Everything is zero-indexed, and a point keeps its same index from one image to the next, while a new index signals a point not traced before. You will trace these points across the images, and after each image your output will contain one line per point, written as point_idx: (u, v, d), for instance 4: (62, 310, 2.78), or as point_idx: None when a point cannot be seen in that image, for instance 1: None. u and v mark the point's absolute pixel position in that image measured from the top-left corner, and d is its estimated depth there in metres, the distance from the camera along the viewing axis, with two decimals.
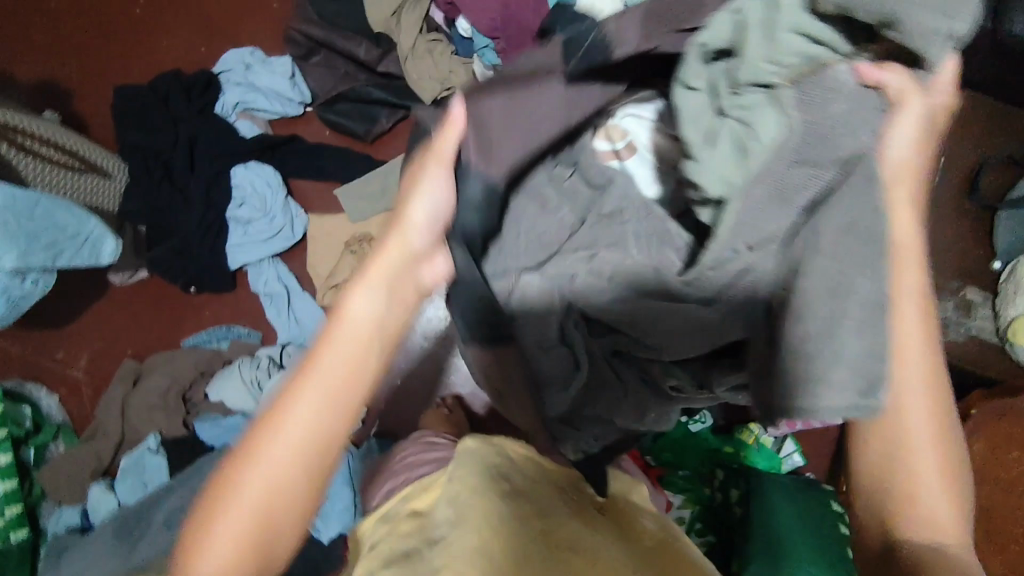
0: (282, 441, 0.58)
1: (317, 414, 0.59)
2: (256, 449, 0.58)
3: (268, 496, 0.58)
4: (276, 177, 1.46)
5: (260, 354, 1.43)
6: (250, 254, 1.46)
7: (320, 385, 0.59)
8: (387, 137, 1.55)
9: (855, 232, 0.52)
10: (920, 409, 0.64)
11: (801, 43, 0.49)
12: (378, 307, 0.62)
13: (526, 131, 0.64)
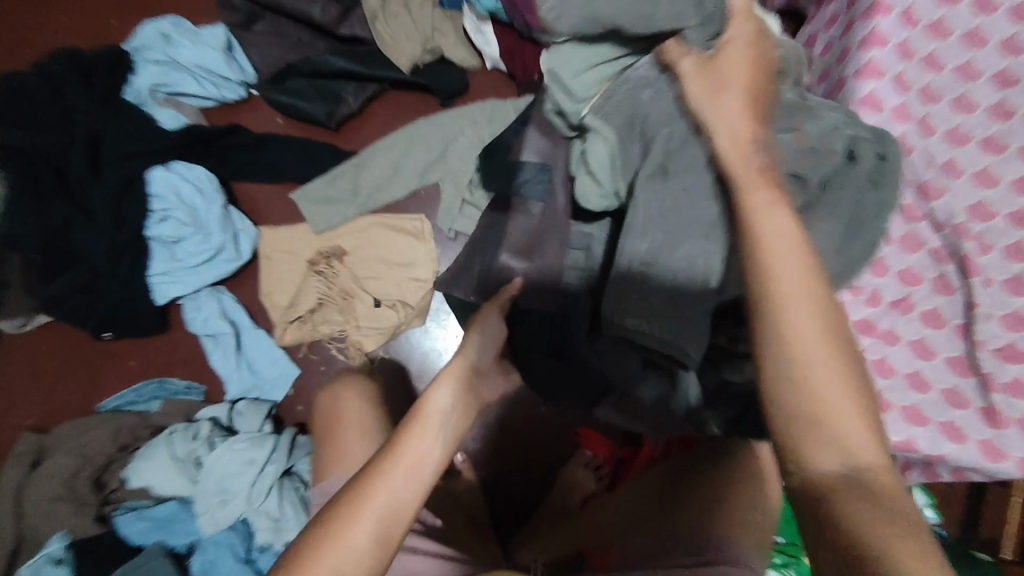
0: (356, 532, 0.53)
1: (387, 509, 0.54)
2: (328, 537, 0.52)
3: None
4: (211, 180, 1.09)
5: (200, 420, 1.07)
6: (183, 284, 1.11)
7: (395, 481, 0.55)
8: (357, 122, 1.20)
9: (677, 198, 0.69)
10: (805, 312, 0.51)
11: (593, 75, 0.73)
12: (457, 406, 0.61)
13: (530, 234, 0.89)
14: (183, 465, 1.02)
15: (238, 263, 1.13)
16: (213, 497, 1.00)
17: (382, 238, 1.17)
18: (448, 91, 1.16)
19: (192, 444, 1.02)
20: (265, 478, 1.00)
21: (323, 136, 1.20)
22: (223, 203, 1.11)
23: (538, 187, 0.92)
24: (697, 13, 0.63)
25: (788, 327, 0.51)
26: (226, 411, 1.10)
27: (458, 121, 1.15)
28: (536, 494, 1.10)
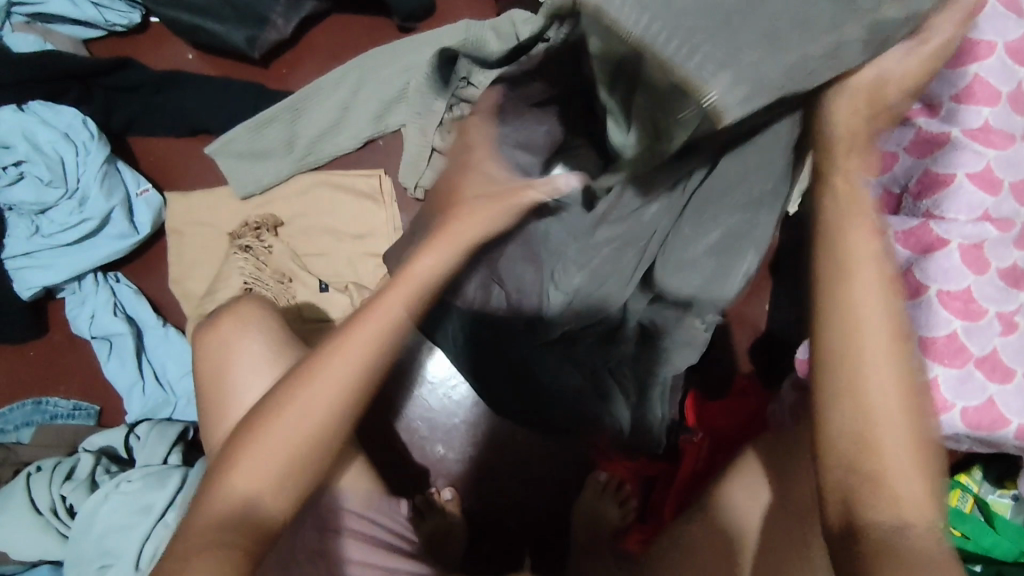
0: (289, 422, 0.45)
1: (329, 400, 0.45)
2: (273, 417, 0.45)
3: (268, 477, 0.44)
4: (89, 126, 0.83)
5: (81, 453, 0.79)
6: (55, 268, 0.83)
7: (321, 389, 0.45)
8: (289, 55, 0.93)
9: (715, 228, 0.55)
10: (878, 305, 0.42)
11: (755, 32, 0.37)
12: (436, 250, 0.48)
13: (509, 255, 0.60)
14: (48, 518, 0.73)
15: (131, 239, 0.85)
16: (91, 564, 0.71)
17: (328, 201, 0.89)
18: (407, 10, 0.88)
19: (62, 487, 0.75)
20: (163, 532, 0.71)
21: (246, 74, 0.92)
22: (108, 157, 0.84)
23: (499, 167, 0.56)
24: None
25: (851, 271, 0.43)
26: (123, 439, 0.82)
27: (421, 49, 0.86)
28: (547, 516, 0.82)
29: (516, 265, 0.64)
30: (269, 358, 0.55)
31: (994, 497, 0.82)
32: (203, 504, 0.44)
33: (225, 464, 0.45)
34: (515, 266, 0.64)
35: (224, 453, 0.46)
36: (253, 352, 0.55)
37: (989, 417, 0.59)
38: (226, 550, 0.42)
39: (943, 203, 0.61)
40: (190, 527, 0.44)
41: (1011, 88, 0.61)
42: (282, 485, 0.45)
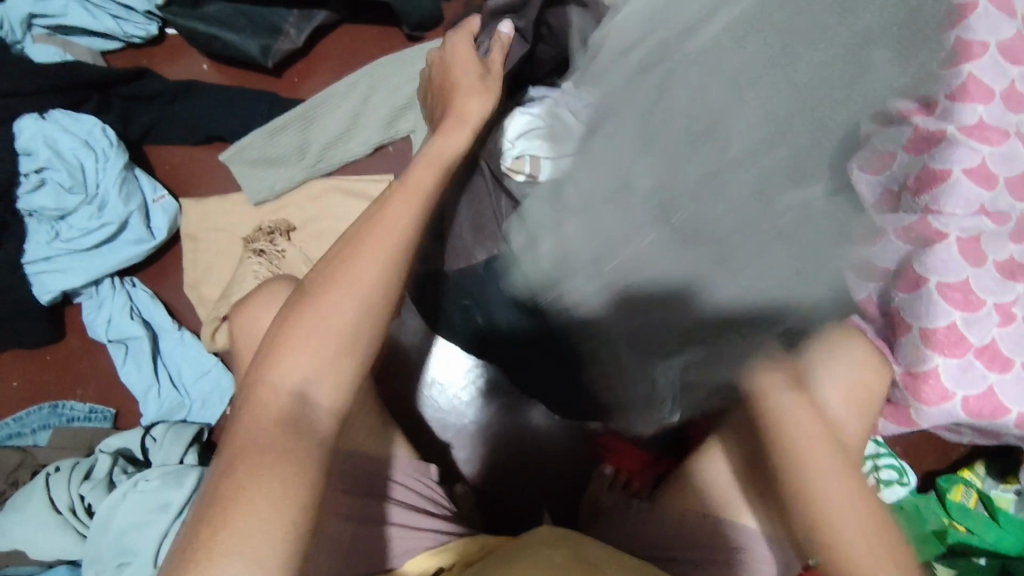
0: (348, 284, 0.47)
1: (382, 259, 0.48)
2: (330, 280, 0.47)
3: (341, 334, 0.46)
4: (108, 133, 0.85)
5: (100, 454, 0.80)
6: (74, 272, 0.85)
7: (353, 276, 0.47)
8: (302, 65, 0.95)
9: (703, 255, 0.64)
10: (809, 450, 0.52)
11: None
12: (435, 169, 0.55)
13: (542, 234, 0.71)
14: (67, 517, 0.74)
15: (148, 243, 0.87)
16: (111, 561, 0.72)
17: (339, 206, 0.91)
18: (417, 18, 0.90)
19: (81, 487, 0.76)
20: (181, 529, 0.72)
21: (260, 83, 0.95)
22: (126, 164, 0.86)
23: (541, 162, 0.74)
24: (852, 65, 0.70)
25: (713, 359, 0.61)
26: (139, 440, 0.83)
27: None
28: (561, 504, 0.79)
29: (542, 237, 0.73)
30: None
31: (997, 491, 0.82)
32: (252, 405, 0.44)
33: (264, 361, 0.45)
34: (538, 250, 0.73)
35: (262, 355, 0.46)
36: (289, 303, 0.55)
37: (990, 405, 0.60)
38: (291, 443, 0.43)
39: (941, 197, 0.63)
40: (246, 428, 0.43)
41: (1004, 86, 0.64)
42: (335, 372, 0.45)
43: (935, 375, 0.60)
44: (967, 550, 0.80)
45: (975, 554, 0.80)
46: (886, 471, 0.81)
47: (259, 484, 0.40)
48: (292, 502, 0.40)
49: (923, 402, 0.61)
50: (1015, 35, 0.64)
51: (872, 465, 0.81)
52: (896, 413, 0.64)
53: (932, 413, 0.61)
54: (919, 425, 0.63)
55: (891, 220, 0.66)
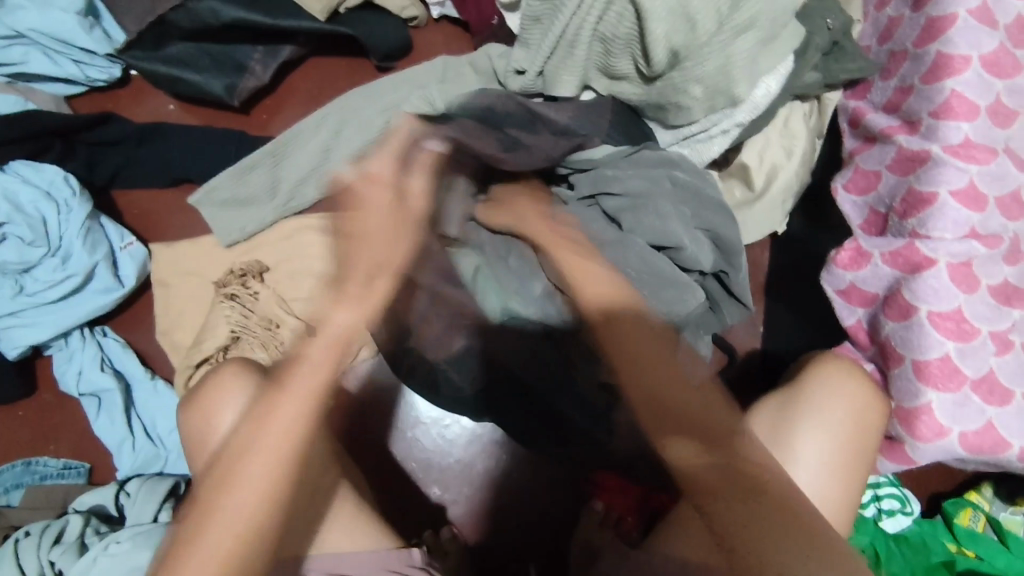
0: (256, 457, 0.48)
1: (288, 432, 0.49)
2: (239, 454, 0.49)
3: (251, 507, 0.48)
4: (71, 182, 0.83)
5: (71, 515, 0.77)
6: (40, 326, 0.82)
7: (257, 453, 0.48)
8: (270, 100, 0.93)
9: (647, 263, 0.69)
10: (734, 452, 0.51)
11: None
12: (342, 299, 0.51)
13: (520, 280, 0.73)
14: None
15: (116, 292, 0.85)
16: None
17: (313, 245, 0.88)
18: (384, 50, 0.89)
19: (51, 552, 0.73)
20: None
21: (228, 122, 0.92)
22: (91, 213, 0.84)
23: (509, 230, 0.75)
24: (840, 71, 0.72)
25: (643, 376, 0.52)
26: (113, 497, 0.80)
27: (404, 88, 0.85)
28: (549, 547, 0.79)
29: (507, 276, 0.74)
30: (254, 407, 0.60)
31: (1006, 515, 0.78)
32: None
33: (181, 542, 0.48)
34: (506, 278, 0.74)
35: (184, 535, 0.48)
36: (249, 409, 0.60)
37: (989, 440, 0.57)
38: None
39: (928, 221, 0.60)
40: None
41: (988, 101, 0.62)
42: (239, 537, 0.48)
43: (929, 410, 0.57)
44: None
45: None
46: (887, 502, 0.78)
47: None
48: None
49: (918, 438, 0.58)
50: (999, 48, 0.62)
51: (870, 496, 0.79)
52: (892, 449, 0.61)
53: (930, 450, 0.58)
54: (918, 462, 0.60)
55: (878, 244, 0.64)
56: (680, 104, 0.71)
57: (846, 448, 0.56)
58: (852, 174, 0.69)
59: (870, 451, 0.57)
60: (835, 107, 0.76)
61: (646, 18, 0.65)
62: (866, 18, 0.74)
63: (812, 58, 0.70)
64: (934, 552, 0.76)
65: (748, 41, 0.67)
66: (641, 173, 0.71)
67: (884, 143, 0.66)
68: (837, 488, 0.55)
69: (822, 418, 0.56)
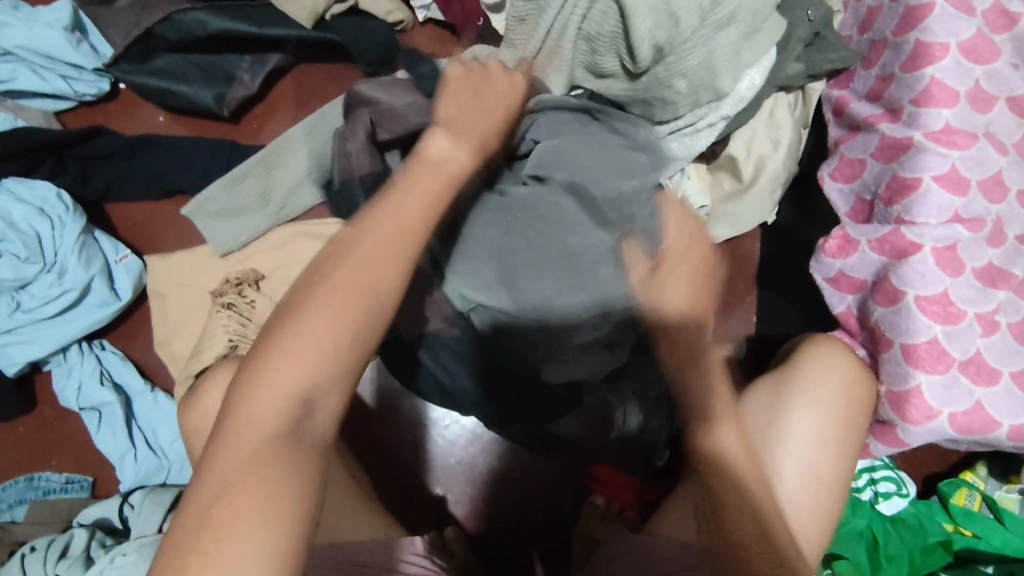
0: (345, 273, 0.46)
1: (370, 259, 0.46)
2: (324, 276, 0.47)
3: (333, 333, 0.45)
4: (63, 198, 0.84)
5: (76, 529, 0.77)
6: (38, 342, 0.83)
7: (325, 307, 0.46)
8: (259, 108, 0.94)
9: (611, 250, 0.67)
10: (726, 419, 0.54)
11: None
12: (458, 151, 0.52)
13: (486, 259, 0.69)
14: None
15: (113, 306, 0.85)
16: None
17: (307, 252, 0.89)
18: (371, 55, 0.89)
19: (57, 566, 0.73)
20: None
21: (217, 132, 0.93)
22: (85, 228, 0.85)
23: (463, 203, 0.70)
24: (821, 62, 0.73)
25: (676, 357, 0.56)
26: (117, 509, 0.81)
27: None
28: (551, 540, 0.79)
29: (470, 255, 0.69)
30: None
31: (1001, 493, 0.79)
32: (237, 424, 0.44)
33: (243, 386, 0.45)
34: (466, 258, 0.69)
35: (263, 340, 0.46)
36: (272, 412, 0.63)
37: (979, 421, 0.58)
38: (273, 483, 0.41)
39: (914, 207, 0.61)
40: (206, 470, 0.42)
41: (968, 87, 0.63)
42: (321, 355, 0.45)
43: (918, 393, 0.58)
44: (972, 555, 0.77)
45: (979, 559, 0.77)
46: (883, 484, 0.79)
47: (225, 522, 0.40)
48: (271, 552, 0.39)
49: (909, 421, 0.59)
50: (976, 34, 0.63)
51: (867, 479, 0.80)
52: (884, 433, 0.62)
53: (920, 433, 0.59)
54: (910, 445, 0.61)
55: (865, 231, 0.64)
56: (664, 99, 0.72)
57: (833, 432, 0.57)
58: (838, 163, 0.70)
59: (854, 432, 0.58)
60: (819, 96, 0.77)
61: (630, 16, 0.65)
62: (847, 8, 0.75)
63: (793, 51, 0.71)
64: (931, 533, 0.77)
65: (729, 35, 0.68)
66: (602, 167, 0.69)
67: (867, 132, 0.67)
68: (825, 468, 0.56)
69: (813, 399, 0.57)
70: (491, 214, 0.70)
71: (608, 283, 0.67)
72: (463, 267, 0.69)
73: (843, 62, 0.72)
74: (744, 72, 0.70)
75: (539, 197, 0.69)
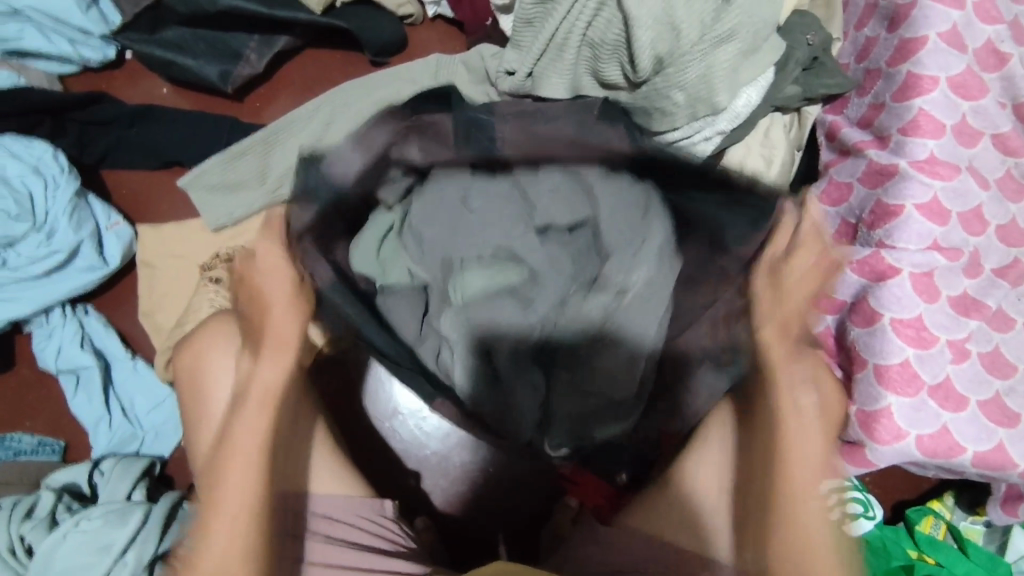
0: (236, 467, 0.51)
1: (253, 442, 0.52)
2: (221, 469, 0.51)
3: (237, 520, 0.51)
4: (59, 159, 0.84)
5: (42, 489, 0.77)
6: (20, 301, 0.83)
7: (229, 489, 0.51)
8: (265, 89, 0.94)
9: (576, 272, 0.68)
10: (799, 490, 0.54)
11: None
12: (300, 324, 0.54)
13: (484, 268, 0.66)
14: (6, 558, 0.71)
15: (99, 272, 0.86)
16: None
17: None
18: (378, 44, 0.90)
19: (22, 526, 0.72)
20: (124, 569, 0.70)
21: (219, 109, 0.93)
22: (78, 191, 0.85)
23: (461, 207, 0.66)
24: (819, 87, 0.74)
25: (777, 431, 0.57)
26: (87, 475, 0.80)
27: (399, 83, 0.86)
28: (518, 523, 0.80)
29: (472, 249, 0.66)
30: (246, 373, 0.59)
31: (966, 523, 0.81)
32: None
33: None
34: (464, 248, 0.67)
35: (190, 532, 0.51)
36: (235, 361, 0.61)
37: (944, 444, 0.59)
38: None
39: (894, 232, 0.63)
40: None
41: (955, 121, 0.65)
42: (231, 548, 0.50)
43: (887, 414, 0.59)
44: None
45: None
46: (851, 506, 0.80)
47: None
48: None
49: (876, 441, 0.60)
50: (966, 70, 0.65)
51: None
52: (853, 453, 0.63)
53: (887, 453, 0.60)
54: (877, 465, 0.62)
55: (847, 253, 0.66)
56: (663, 112, 0.73)
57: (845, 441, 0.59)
58: (827, 186, 0.72)
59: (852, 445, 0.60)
60: (814, 121, 0.78)
61: (633, 26, 0.66)
62: (846, 38, 0.76)
63: (791, 73, 0.73)
64: (895, 558, 0.78)
65: (728, 51, 0.70)
66: (553, 189, 0.66)
67: (854, 158, 0.69)
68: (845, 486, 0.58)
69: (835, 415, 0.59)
70: (476, 225, 0.66)
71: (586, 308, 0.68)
72: (466, 264, 0.66)
73: (839, 88, 0.74)
74: (741, 90, 0.72)
75: (501, 197, 0.66)
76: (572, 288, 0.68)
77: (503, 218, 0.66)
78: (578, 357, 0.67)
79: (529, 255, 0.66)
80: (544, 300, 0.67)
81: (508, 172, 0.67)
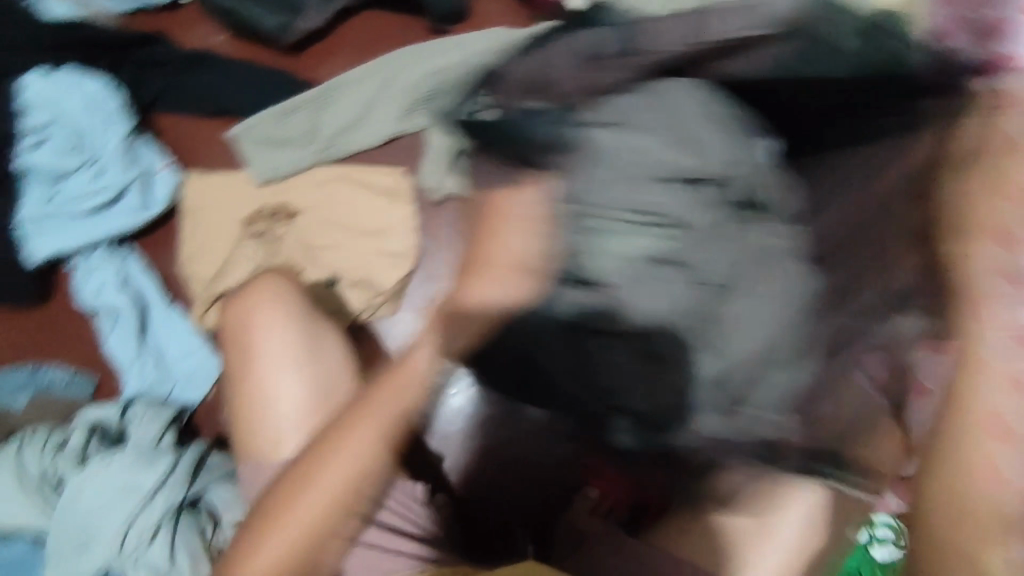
0: (330, 471, 0.52)
1: (360, 458, 0.52)
2: (312, 469, 0.52)
3: (315, 523, 0.51)
4: (116, 99, 0.86)
5: (75, 425, 0.77)
6: (67, 233, 0.85)
7: (315, 490, 0.51)
8: (321, 44, 0.93)
9: (741, 254, 0.55)
10: None
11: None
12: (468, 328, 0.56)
13: (628, 226, 0.55)
14: (37, 490, 0.72)
15: (143, 213, 0.86)
16: (74, 542, 0.69)
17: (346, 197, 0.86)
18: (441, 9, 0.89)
19: (55, 460, 0.73)
20: (150, 515, 0.70)
21: (273, 60, 0.92)
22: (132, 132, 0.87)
23: (611, 152, 0.55)
24: None
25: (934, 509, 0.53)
26: (117, 414, 0.79)
27: (455, 52, 0.86)
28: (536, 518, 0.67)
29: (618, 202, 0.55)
30: (308, 343, 0.64)
31: None
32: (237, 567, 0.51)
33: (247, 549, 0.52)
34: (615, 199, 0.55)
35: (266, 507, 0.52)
36: (286, 318, 0.64)
37: None
38: None
39: None
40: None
41: None
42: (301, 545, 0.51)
43: None
44: None
45: None
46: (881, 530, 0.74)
47: None
48: None
49: None
50: None
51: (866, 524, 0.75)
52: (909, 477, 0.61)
53: None
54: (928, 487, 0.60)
55: None
56: None
57: None
58: None
59: None
60: None
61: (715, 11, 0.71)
62: None
63: None
64: None
65: None
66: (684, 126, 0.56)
67: None
68: None
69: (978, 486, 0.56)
70: (627, 174, 0.55)
71: (744, 293, 0.55)
72: (610, 226, 0.55)
73: None
74: None
75: (657, 144, 0.55)
76: (737, 268, 0.55)
77: (653, 168, 0.55)
78: (723, 330, 0.55)
79: (680, 216, 0.55)
80: (707, 272, 0.55)
81: (665, 108, 0.56)
